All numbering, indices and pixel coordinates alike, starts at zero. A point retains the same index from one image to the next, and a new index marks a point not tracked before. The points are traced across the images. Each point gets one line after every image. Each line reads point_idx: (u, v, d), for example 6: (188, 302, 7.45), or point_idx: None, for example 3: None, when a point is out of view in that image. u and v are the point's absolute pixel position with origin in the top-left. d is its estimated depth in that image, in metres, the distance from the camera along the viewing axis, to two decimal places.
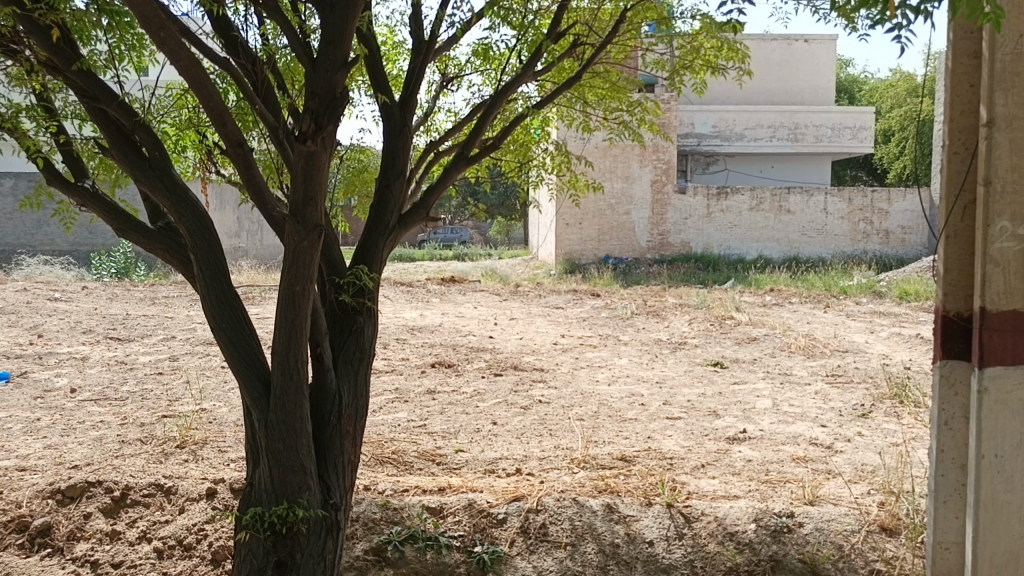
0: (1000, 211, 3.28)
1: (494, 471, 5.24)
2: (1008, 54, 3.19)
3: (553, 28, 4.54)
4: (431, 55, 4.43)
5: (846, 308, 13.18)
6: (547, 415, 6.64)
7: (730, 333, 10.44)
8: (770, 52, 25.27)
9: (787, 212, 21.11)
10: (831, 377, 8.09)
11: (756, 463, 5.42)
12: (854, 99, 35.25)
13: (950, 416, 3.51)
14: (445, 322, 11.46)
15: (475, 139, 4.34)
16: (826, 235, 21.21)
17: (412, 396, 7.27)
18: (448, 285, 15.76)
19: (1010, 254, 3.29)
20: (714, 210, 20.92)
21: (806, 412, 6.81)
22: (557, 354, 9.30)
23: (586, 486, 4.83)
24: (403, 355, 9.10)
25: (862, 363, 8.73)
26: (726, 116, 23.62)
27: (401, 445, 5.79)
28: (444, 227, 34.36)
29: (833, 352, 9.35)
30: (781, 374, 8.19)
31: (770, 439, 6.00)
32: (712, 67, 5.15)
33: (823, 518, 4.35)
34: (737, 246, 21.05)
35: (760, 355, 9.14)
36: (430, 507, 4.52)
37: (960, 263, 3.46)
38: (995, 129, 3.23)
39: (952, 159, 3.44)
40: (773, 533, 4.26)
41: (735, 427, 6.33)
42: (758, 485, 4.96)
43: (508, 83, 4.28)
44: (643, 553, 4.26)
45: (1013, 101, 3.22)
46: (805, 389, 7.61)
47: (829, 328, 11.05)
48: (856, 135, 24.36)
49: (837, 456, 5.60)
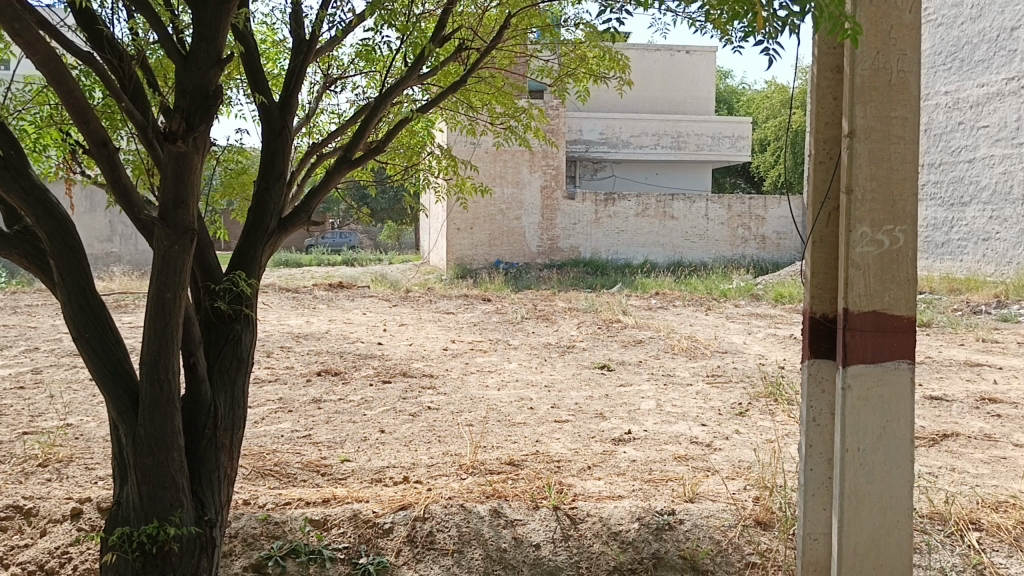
0: (861, 217, 3.45)
1: (381, 480, 5.16)
2: (866, 70, 3.39)
3: (437, 31, 4.49)
4: (313, 55, 4.31)
5: (726, 310, 13.73)
6: (435, 422, 6.59)
7: (616, 336, 10.67)
8: (653, 63, 26.19)
9: (670, 219, 21.83)
10: (711, 377, 8.39)
11: (640, 464, 5.54)
12: (732, 110, 36.93)
13: (818, 413, 3.71)
14: (332, 329, 11.22)
15: (359, 141, 4.23)
16: (707, 241, 22.04)
17: (296, 406, 7.07)
18: (336, 292, 15.45)
19: (870, 257, 3.47)
20: (602, 216, 21.39)
21: (688, 411, 7.03)
22: (446, 360, 9.26)
23: (473, 492, 4.81)
24: (287, 363, 8.84)
25: (740, 363, 9.08)
26: (613, 123, 24.36)
27: (284, 457, 5.61)
28: (333, 232, 33.68)
29: (713, 353, 9.70)
30: (665, 376, 8.44)
31: (654, 439, 6.15)
32: (594, 76, 5.23)
33: (702, 515, 4.49)
34: (624, 250, 21.57)
35: (645, 357, 9.40)
36: (313, 520, 4.40)
37: (825, 266, 3.66)
38: (856, 140, 3.42)
39: (817, 168, 3.63)
40: (655, 531, 4.37)
41: (620, 429, 6.46)
42: (642, 485, 5.06)
43: (392, 86, 4.22)
44: (529, 557, 4.26)
45: (871, 114, 3.41)
46: (688, 389, 7.86)
47: (709, 330, 11.47)
48: (734, 144, 25.44)
49: (716, 453, 5.79)
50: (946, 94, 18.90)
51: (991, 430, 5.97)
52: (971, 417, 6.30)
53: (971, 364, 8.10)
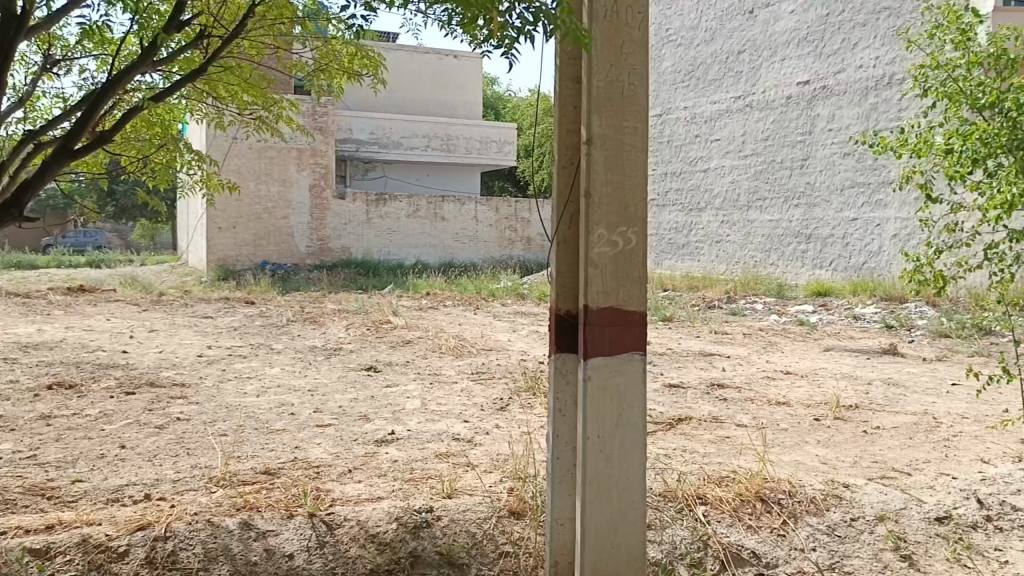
0: (598, 220, 3.67)
1: (119, 499, 4.74)
2: (602, 81, 3.62)
3: (175, 16, 4.20)
4: (25, 33, 3.86)
5: (493, 309, 14.15)
6: (185, 434, 6.18)
7: (385, 337, 10.63)
8: (423, 65, 26.47)
9: (441, 220, 22.15)
10: (476, 374, 8.59)
11: (402, 463, 5.54)
12: (501, 115, 38.20)
13: (563, 404, 3.93)
14: (69, 338, 10.17)
15: (82, 130, 3.86)
16: (477, 242, 22.63)
17: (20, 424, 6.32)
18: (76, 297, 14.03)
19: (606, 257, 3.70)
20: (374, 217, 21.25)
21: (451, 409, 7.14)
22: (202, 367, 8.72)
23: (223, 505, 4.56)
24: (11, 377, 7.88)
25: (503, 360, 9.38)
26: (383, 123, 24.30)
27: (1, 482, 4.98)
28: (78, 231, 30.62)
29: (479, 350, 9.95)
30: (431, 375, 8.51)
31: (416, 439, 6.18)
32: (348, 73, 5.18)
33: (459, 510, 4.58)
34: (396, 252, 21.57)
35: (412, 357, 9.43)
36: (33, 550, 3.95)
37: (568, 265, 3.88)
38: (593, 147, 3.63)
39: (561, 172, 3.84)
40: (412, 529, 4.39)
41: (383, 430, 6.42)
42: (401, 485, 5.07)
43: (121, 73, 3.90)
44: (281, 568, 4.11)
45: (607, 123, 3.64)
46: (452, 387, 7.99)
47: (476, 329, 11.75)
48: (502, 149, 26.29)
49: (476, 448, 5.93)
50: (685, 109, 20.63)
51: (719, 412, 6.63)
52: (704, 401, 6.96)
53: (705, 354, 8.95)
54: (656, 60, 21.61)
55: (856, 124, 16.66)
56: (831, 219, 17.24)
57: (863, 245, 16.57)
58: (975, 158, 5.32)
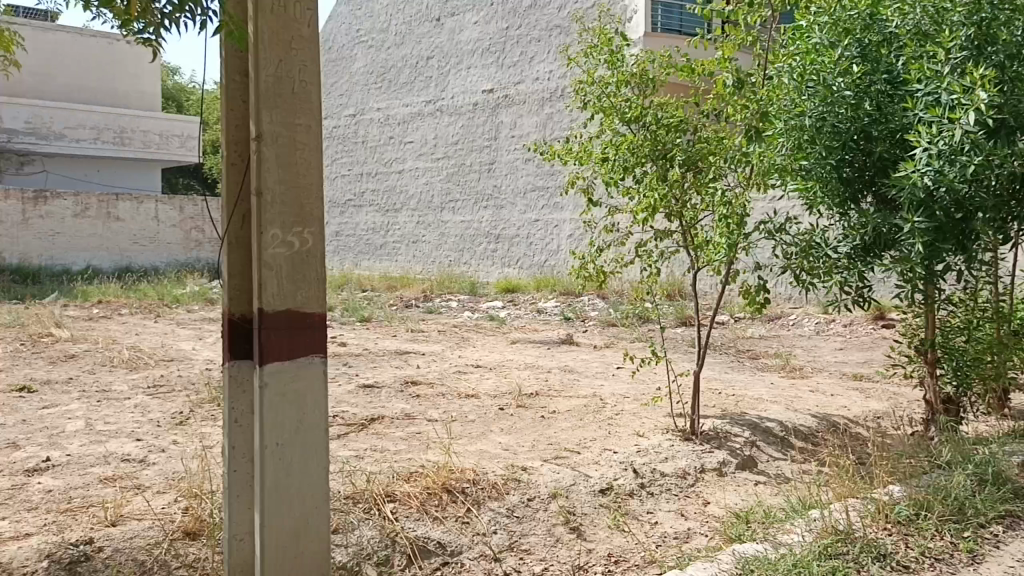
0: (271, 219, 3.43)
1: None
2: (270, 76, 3.39)
3: None
4: None
5: (177, 316, 13.15)
6: None
7: (42, 353, 9.39)
8: (88, 49, 23.89)
9: (116, 220, 20.17)
10: (153, 388, 7.91)
11: (57, 493, 4.92)
12: (186, 108, 35.71)
13: (239, 413, 3.72)
14: None
15: None
16: (158, 244, 20.94)
17: None
18: None
19: (281, 258, 3.47)
20: (32, 217, 18.76)
21: (121, 428, 6.50)
22: None
23: None
24: None
25: (185, 371, 8.75)
26: (41, 112, 21.60)
27: None
28: None
29: (158, 362, 9.18)
30: (99, 392, 7.68)
31: (77, 464, 5.54)
32: None
33: (125, 537, 4.19)
34: (61, 256, 19.24)
35: (77, 374, 8.45)
36: None
37: (240, 267, 3.68)
38: (263, 143, 3.39)
39: (231, 170, 3.62)
40: (67, 566, 3.93)
41: (36, 457, 5.66)
42: (55, 517, 4.51)
43: None
44: None
45: (278, 119, 3.42)
46: (124, 404, 7.27)
47: (156, 338, 10.84)
48: (185, 144, 24.53)
49: (149, 468, 5.46)
50: (379, 110, 21.30)
51: (410, 410, 6.75)
52: (396, 399, 7.05)
53: (400, 353, 9.09)
54: (345, 59, 22.40)
55: (534, 132, 17.80)
56: (516, 220, 18.28)
57: (544, 244, 17.66)
58: (625, 166, 6.10)
